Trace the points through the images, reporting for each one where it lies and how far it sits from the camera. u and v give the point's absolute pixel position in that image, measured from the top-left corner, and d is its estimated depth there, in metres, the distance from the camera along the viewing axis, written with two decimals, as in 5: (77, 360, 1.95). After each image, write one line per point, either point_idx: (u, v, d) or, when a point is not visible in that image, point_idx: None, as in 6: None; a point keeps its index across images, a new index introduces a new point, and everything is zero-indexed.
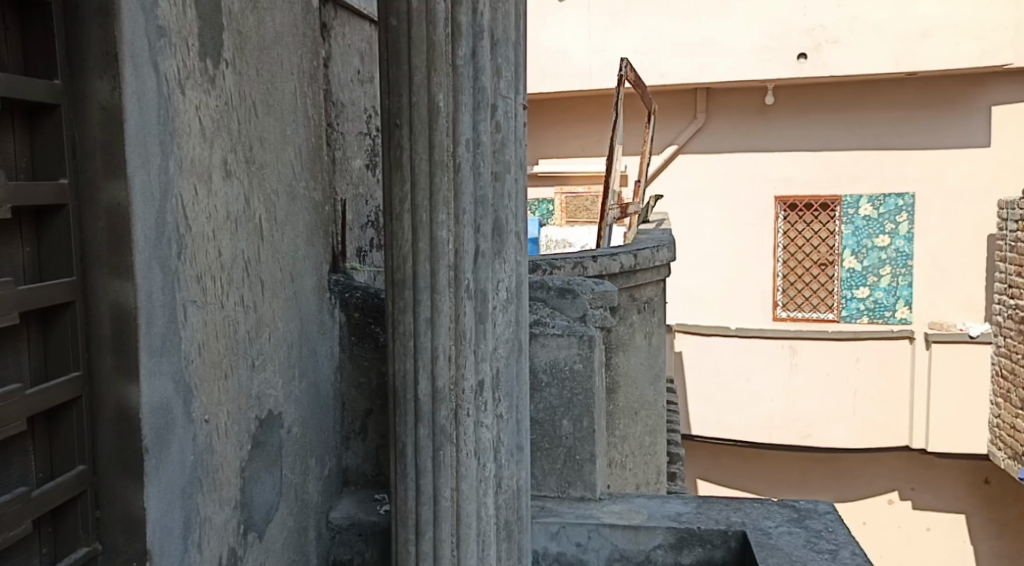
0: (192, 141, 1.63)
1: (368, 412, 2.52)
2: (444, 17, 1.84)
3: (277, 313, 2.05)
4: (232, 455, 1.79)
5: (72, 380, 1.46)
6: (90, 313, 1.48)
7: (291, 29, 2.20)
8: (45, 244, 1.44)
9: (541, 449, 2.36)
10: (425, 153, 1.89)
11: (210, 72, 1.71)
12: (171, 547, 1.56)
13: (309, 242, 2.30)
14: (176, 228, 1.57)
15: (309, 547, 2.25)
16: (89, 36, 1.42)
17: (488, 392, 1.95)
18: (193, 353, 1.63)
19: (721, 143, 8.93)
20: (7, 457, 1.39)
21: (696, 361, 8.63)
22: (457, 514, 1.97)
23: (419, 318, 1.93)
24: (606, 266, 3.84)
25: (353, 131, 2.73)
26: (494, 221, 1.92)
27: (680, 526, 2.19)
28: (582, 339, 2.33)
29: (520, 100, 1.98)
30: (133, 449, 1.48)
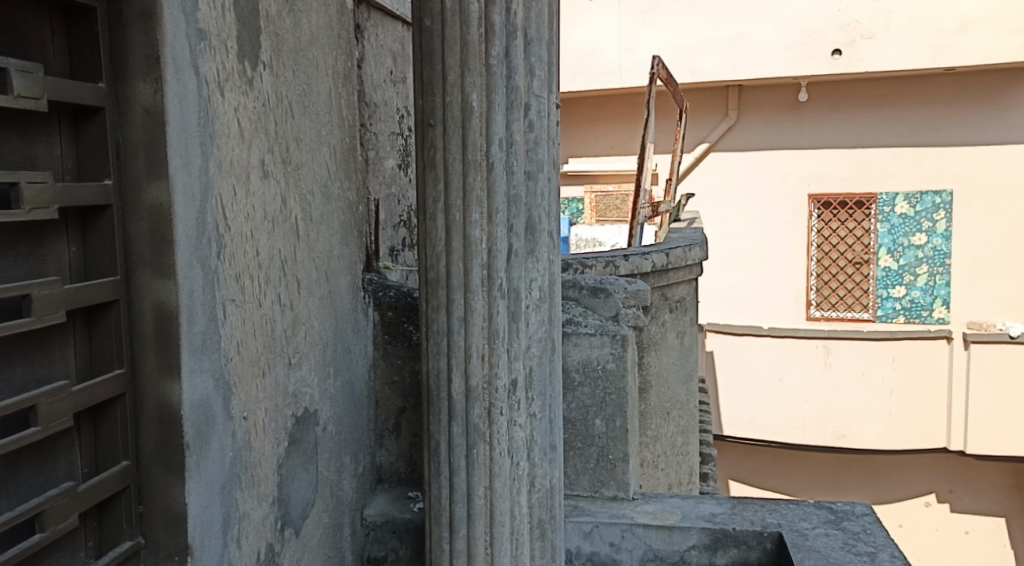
0: (231, 143, 1.66)
1: (401, 410, 2.54)
2: (477, 16, 1.85)
3: (313, 312, 2.08)
4: (270, 452, 1.82)
5: (116, 378, 1.49)
6: (133, 312, 1.51)
7: (326, 30, 2.22)
8: (91, 245, 1.48)
9: (573, 448, 2.36)
10: (458, 153, 1.90)
11: (248, 74, 1.73)
12: (212, 542, 1.58)
13: (343, 242, 2.32)
14: (215, 228, 1.59)
15: (345, 544, 2.27)
16: (133, 40, 1.44)
17: (522, 391, 1.95)
18: (232, 351, 1.65)
19: (754, 141, 8.85)
20: (53, 452, 1.42)
21: (728, 361, 8.56)
22: (490, 512, 1.98)
23: (453, 317, 1.94)
24: (637, 265, 3.83)
25: (386, 131, 2.75)
26: (527, 219, 1.91)
27: (715, 526, 2.18)
28: (615, 338, 2.33)
29: (554, 99, 1.96)
30: (174, 445, 1.51)
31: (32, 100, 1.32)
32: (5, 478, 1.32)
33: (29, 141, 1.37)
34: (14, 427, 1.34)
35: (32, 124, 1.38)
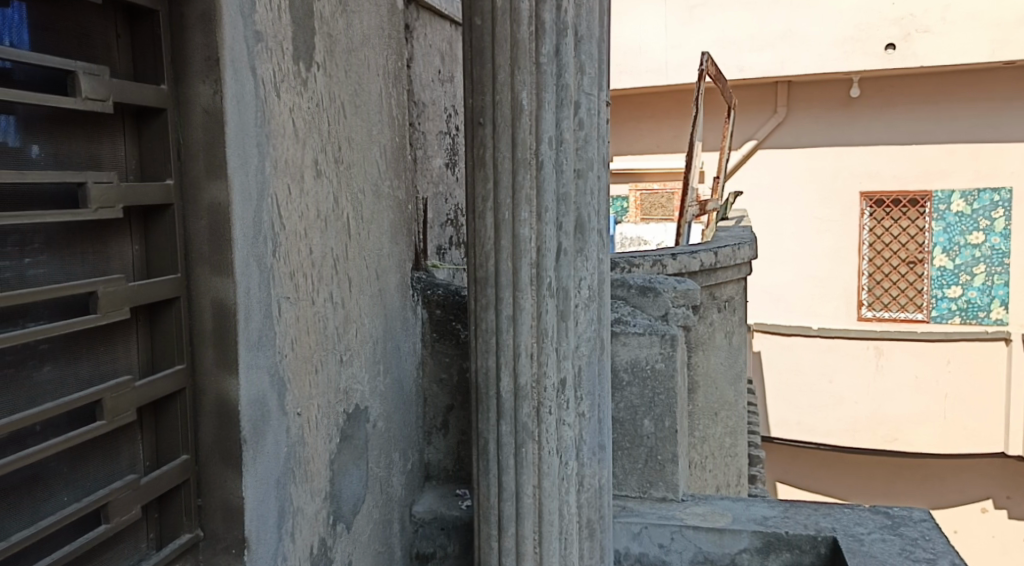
0: (286, 142, 1.68)
1: (449, 408, 2.55)
2: (528, 15, 1.85)
3: (364, 310, 2.10)
4: (322, 448, 1.84)
5: (177, 373, 1.52)
6: (193, 308, 1.54)
7: (378, 30, 2.24)
8: (153, 243, 1.51)
9: (621, 448, 2.35)
10: (508, 152, 1.90)
11: (303, 75, 1.76)
12: (268, 536, 1.61)
13: (393, 240, 2.34)
14: (270, 227, 1.62)
15: (394, 540, 2.29)
16: (194, 42, 1.48)
17: (571, 390, 1.94)
18: (286, 348, 1.68)
19: (804, 138, 8.73)
20: (117, 445, 1.46)
21: (777, 361, 8.46)
22: (539, 511, 1.98)
23: (502, 315, 1.95)
24: (686, 265, 3.80)
25: (434, 130, 2.77)
26: (577, 218, 1.91)
27: (766, 529, 2.16)
28: (664, 338, 2.31)
29: (605, 97, 1.95)
30: (232, 439, 1.54)
31: (99, 102, 1.35)
32: (72, 470, 1.36)
33: (96, 142, 1.41)
34: (81, 420, 1.37)
35: (99, 125, 1.41)
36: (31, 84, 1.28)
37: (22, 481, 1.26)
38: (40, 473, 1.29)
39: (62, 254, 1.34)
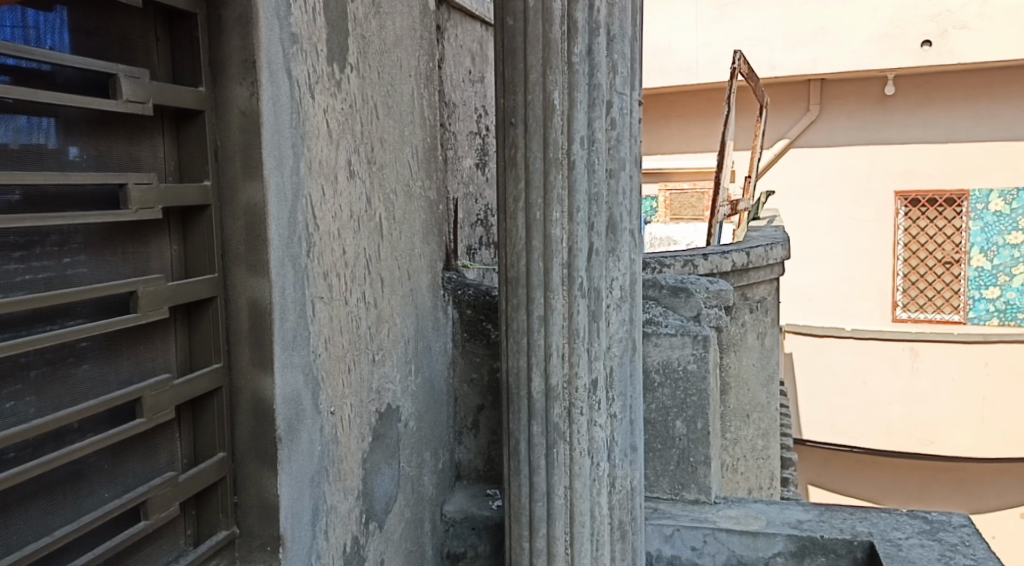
0: (321, 143, 1.70)
1: (480, 407, 2.56)
2: (561, 14, 1.84)
3: (396, 309, 2.11)
4: (355, 447, 1.85)
5: (214, 371, 1.54)
6: (229, 308, 1.56)
7: (410, 31, 2.25)
8: (191, 243, 1.53)
9: (653, 450, 2.34)
10: (540, 152, 1.90)
11: (337, 77, 1.77)
12: (302, 533, 1.62)
13: (424, 241, 2.35)
14: (305, 227, 1.63)
15: (425, 539, 2.30)
16: (231, 44, 1.49)
17: (602, 391, 1.94)
18: (320, 347, 1.69)
19: (837, 137, 8.64)
20: (156, 442, 1.48)
21: (810, 363, 8.29)
22: (571, 512, 1.97)
23: (533, 316, 1.95)
24: (717, 265, 3.78)
25: (465, 130, 2.78)
26: (609, 218, 1.90)
27: (801, 533, 2.14)
28: (696, 339, 2.30)
29: (637, 96, 1.94)
30: (267, 438, 1.55)
31: (139, 104, 1.37)
32: (113, 467, 1.38)
33: (136, 144, 1.42)
34: (121, 418, 1.39)
35: (139, 127, 1.43)
36: (73, 86, 1.30)
37: (65, 478, 1.28)
38: (82, 470, 1.31)
39: (102, 254, 1.36)
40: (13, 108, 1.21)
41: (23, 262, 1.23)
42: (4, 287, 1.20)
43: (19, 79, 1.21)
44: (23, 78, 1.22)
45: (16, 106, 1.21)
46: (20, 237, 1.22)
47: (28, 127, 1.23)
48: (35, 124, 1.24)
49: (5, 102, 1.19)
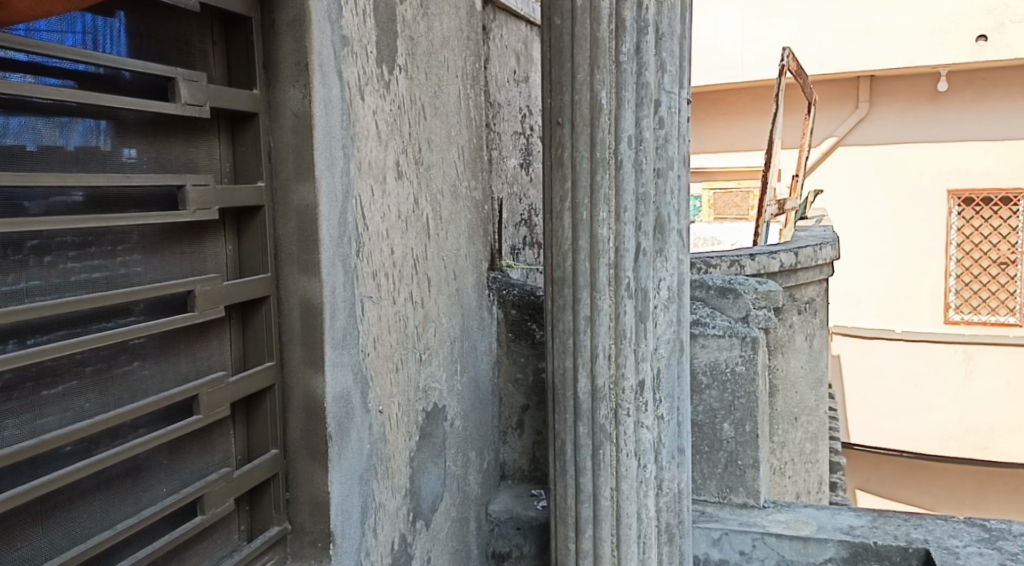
0: (370, 144, 1.72)
1: (524, 408, 2.56)
2: (608, 13, 1.84)
3: (442, 309, 2.12)
4: (402, 446, 1.87)
5: (267, 369, 1.57)
6: (282, 307, 1.58)
7: (457, 32, 2.26)
8: (245, 243, 1.56)
9: (700, 452, 2.31)
10: (587, 152, 1.90)
11: (386, 78, 1.79)
12: (352, 530, 1.64)
13: (470, 240, 2.36)
14: (355, 228, 1.65)
15: (470, 538, 2.31)
16: (285, 48, 1.52)
17: (649, 393, 1.93)
18: (369, 346, 1.71)
19: (887, 135, 8.47)
20: (212, 439, 1.50)
21: (859, 365, 8.13)
22: (617, 514, 1.97)
23: (580, 316, 1.94)
24: (764, 265, 3.73)
25: (510, 131, 2.79)
26: (656, 218, 1.88)
27: (853, 539, 2.11)
28: (745, 340, 2.27)
29: (686, 94, 1.92)
30: (318, 435, 1.57)
31: (197, 107, 1.39)
32: (171, 462, 1.40)
33: (193, 146, 1.45)
34: (178, 414, 1.41)
35: (196, 129, 1.46)
36: (133, 89, 1.32)
37: (124, 473, 1.31)
38: (141, 466, 1.34)
39: (159, 254, 1.38)
40: (69, 110, 1.22)
41: (81, 261, 1.25)
42: (63, 287, 1.22)
43: (74, 82, 1.23)
44: (79, 82, 1.24)
45: (72, 110, 1.22)
46: (77, 237, 1.24)
47: (82, 129, 1.25)
48: (90, 127, 1.26)
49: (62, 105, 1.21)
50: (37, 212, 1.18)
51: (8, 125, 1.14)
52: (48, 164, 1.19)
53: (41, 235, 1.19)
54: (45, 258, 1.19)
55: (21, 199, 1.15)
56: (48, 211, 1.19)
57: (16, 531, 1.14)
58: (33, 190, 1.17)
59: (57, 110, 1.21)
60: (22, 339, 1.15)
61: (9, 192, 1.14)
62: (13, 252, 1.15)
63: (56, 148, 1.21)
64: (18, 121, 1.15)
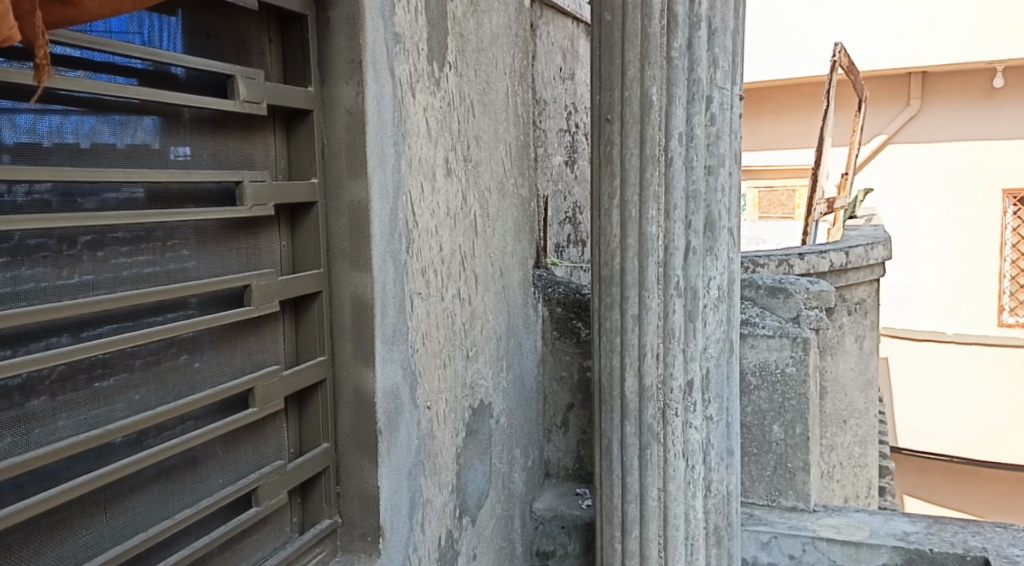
0: (420, 141, 1.73)
1: (570, 406, 2.56)
2: (660, 8, 1.82)
3: (488, 306, 2.12)
4: (449, 441, 1.88)
5: (320, 364, 1.58)
6: (334, 302, 1.60)
7: (506, 29, 2.26)
8: (298, 239, 1.57)
9: (749, 454, 2.28)
10: (636, 149, 1.88)
11: (436, 74, 1.80)
12: (400, 525, 1.66)
13: (516, 238, 2.36)
14: (405, 225, 1.67)
15: (515, 536, 2.31)
16: (339, 46, 1.53)
17: (698, 393, 1.90)
18: (417, 342, 1.73)
19: (939, 133, 8.17)
20: (266, 433, 1.52)
21: (908, 368, 7.96)
22: (664, 515, 1.95)
23: (627, 315, 1.93)
24: (814, 265, 3.68)
25: (555, 128, 2.78)
26: (706, 216, 1.86)
27: (907, 545, 2.07)
28: (796, 341, 2.24)
29: (738, 90, 1.89)
30: (368, 430, 1.59)
31: (254, 104, 1.41)
32: (226, 454, 1.42)
33: (249, 143, 1.47)
34: (234, 407, 1.44)
35: (252, 125, 1.47)
36: (191, 87, 1.34)
37: (181, 464, 1.33)
38: (198, 457, 1.36)
39: (214, 249, 1.40)
40: (120, 107, 1.23)
41: (132, 256, 1.25)
42: (116, 282, 1.23)
43: (127, 78, 1.24)
44: (132, 78, 1.24)
45: (123, 106, 1.23)
46: (129, 232, 1.25)
47: (132, 126, 1.25)
48: (140, 123, 1.26)
49: (112, 102, 1.21)
50: (90, 208, 1.19)
51: (62, 123, 1.15)
52: (100, 162, 1.20)
53: (93, 231, 1.20)
54: (97, 253, 1.20)
55: (74, 195, 1.16)
56: (100, 207, 1.20)
57: (78, 519, 1.16)
58: (86, 187, 1.18)
59: (110, 106, 1.21)
60: (74, 335, 1.16)
61: (64, 188, 1.15)
62: (67, 248, 1.16)
63: (107, 146, 1.21)
64: (73, 119, 1.16)
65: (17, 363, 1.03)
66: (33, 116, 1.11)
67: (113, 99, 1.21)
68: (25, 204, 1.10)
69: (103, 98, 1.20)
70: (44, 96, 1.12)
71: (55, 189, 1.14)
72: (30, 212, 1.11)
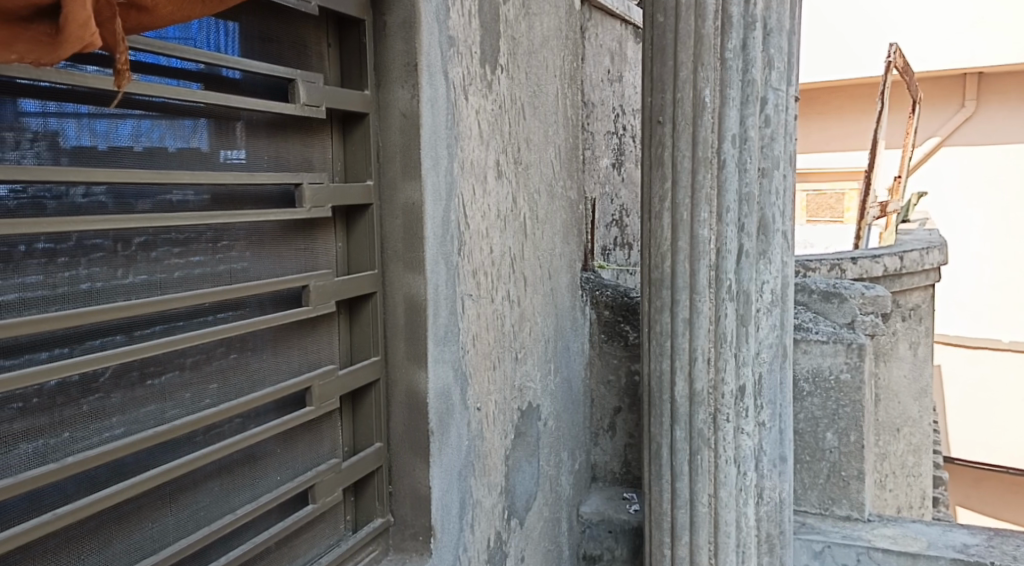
0: (472, 144, 1.74)
1: (617, 410, 2.55)
2: (714, 9, 1.80)
3: (537, 308, 2.13)
4: (498, 443, 1.88)
5: (374, 364, 1.60)
6: (387, 303, 1.61)
7: (557, 31, 2.27)
8: (353, 239, 1.59)
9: (801, 462, 2.25)
10: (688, 150, 1.87)
11: (488, 77, 1.80)
12: (451, 525, 1.67)
13: (565, 240, 2.36)
14: (457, 227, 1.68)
15: (562, 539, 2.30)
16: (395, 49, 1.55)
17: (750, 398, 1.88)
18: (468, 343, 1.74)
19: (994, 134, 7.92)
20: (321, 431, 1.54)
21: (961, 376, 7.77)
22: (715, 521, 1.93)
23: (678, 318, 1.92)
24: (868, 269, 3.62)
25: (603, 130, 2.78)
26: (760, 219, 1.84)
27: (967, 559, 2.03)
28: (850, 347, 2.20)
29: (794, 91, 1.86)
30: (420, 430, 1.60)
31: (313, 107, 1.43)
32: (284, 451, 1.44)
33: (307, 145, 1.49)
34: (291, 405, 1.46)
35: (310, 128, 1.49)
36: (251, 89, 1.36)
37: (241, 460, 1.35)
38: (257, 454, 1.39)
39: (273, 249, 1.43)
40: (177, 110, 1.24)
41: (184, 256, 1.26)
42: (172, 282, 1.25)
43: (183, 81, 1.25)
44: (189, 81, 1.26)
45: (178, 109, 1.24)
46: (179, 233, 1.26)
47: (185, 128, 1.26)
48: (193, 126, 1.27)
49: (170, 104, 1.23)
50: (144, 209, 1.20)
51: (117, 126, 1.15)
52: (155, 164, 1.21)
53: (147, 232, 1.21)
54: (150, 254, 1.21)
55: (128, 197, 1.18)
56: (155, 208, 1.21)
57: (144, 512, 1.19)
58: (140, 189, 1.19)
59: (171, 110, 1.23)
60: (128, 335, 1.17)
61: (119, 190, 1.16)
62: (122, 248, 1.17)
63: (165, 149, 1.22)
64: (129, 122, 1.17)
65: (70, 364, 1.04)
66: (90, 118, 1.12)
67: (177, 102, 1.23)
68: (80, 206, 1.11)
69: (162, 102, 1.21)
70: (98, 99, 1.13)
71: (110, 191, 1.15)
72: (84, 214, 1.12)
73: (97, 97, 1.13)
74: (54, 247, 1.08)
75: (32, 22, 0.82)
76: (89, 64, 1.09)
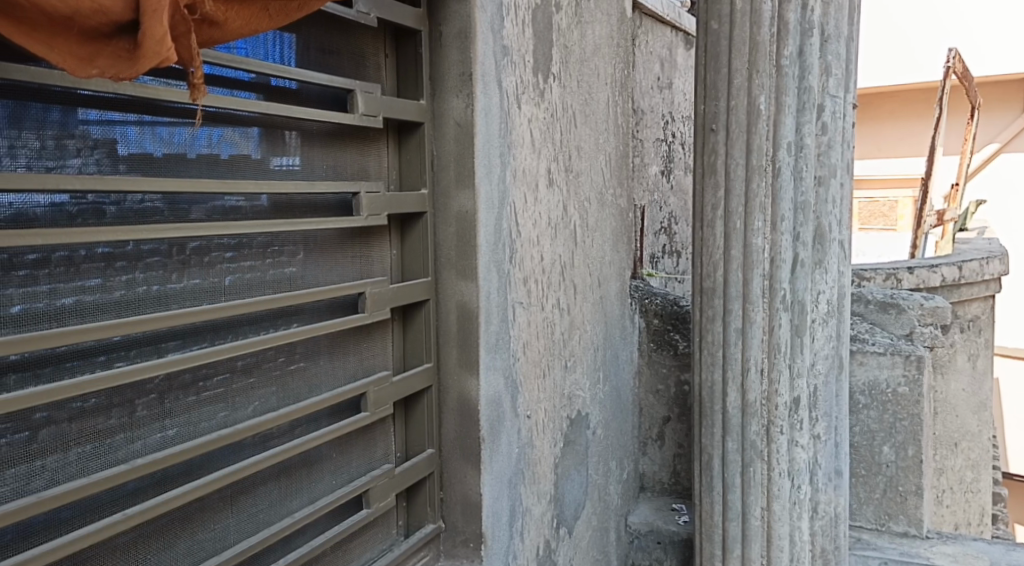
0: (524, 152, 1.75)
1: (666, 419, 2.52)
2: (770, 16, 1.78)
3: (587, 316, 2.12)
4: (548, 451, 1.88)
5: (427, 371, 1.61)
6: (440, 310, 1.62)
7: (608, 39, 2.26)
8: (407, 247, 1.61)
9: (857, 476, 2.21)
10: (742, 158, 1.85)
11: (540, 86, 1.81)
12: (501, 533, 1.67)
13: (614, 248, 2.35)
14: (509, 235, 1.69)
15: (610, 548, 2.29)
16: (451, 59, 1.56)
17: (805, 410, 1.85)
18: (519, 351, 1.74)
19: None
20: (374, 437, 1.55)
21: None
22: (768, 535, 1.90)
23: (730, 328, 1.89)
24: (924, 279, 3.54)
25: (652, 138, 2.76)
26: (817, 228, 1.81)
27: None
28: (909, 359, 2.14)
29: (852, 99, 1.83)
30: (471, 437, 1.61)
31: (370, 117, 1.45)
32: (339, 456, 1.46)
33: (363, 154, 1.51)
34: (346, 411, 1.48)
35: (366, 137, 1.51)
36: (310, 100, 1.39)
37: (297, 464, 1.37)
38: (312, 458, 1.40)
39: (330, 257, 1.45)
40: (234, 119, 1.26)
41: (238, 262, 1.29)
42: (229, 289, 1.27)
43: (243, 91, 1.27)
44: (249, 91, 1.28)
45: (234, 117, 1.26)
46: (234, 239, 1.28)
47: (239, 136, 1.28)
48: (249, 134, 1.29)
49: (228, 113, 1.25)
50: (198, 216, 1.22)
51: (173, 134, 1.18)
52: (210, 171, 1.23)
53: (203, 238, 1.23)
54: (205, 258, 1.23)
55: (183, 204, 1.20)
56: (210, 216, 1.24)
57: (207, 513, 1.21)
58: (194, 196, 1.21)
59: (228, 119, 1.25)
60: (185, 339, 1.20)
61: (173, 197, 1.18)
62: (178, 253, 1.20)
63: (220, 156, 1.25)
64: (184, 130, 1.19)
65: (126, 372, 1.06)
66: (150, 126, 1.15)
67: (232, 111, 1.25)
68: (138, 211, 1.14)
69: (220, 110, 1.23)
70: (156, 108, 1.15)
71: (165, 198, 1.17)
72: (140, 220, 1.14)
73: (156, 106, 1.15)
74: (113, 251, 1.11)
75: (113, 38, 0.85)
76: (147, 74, 1.12)
